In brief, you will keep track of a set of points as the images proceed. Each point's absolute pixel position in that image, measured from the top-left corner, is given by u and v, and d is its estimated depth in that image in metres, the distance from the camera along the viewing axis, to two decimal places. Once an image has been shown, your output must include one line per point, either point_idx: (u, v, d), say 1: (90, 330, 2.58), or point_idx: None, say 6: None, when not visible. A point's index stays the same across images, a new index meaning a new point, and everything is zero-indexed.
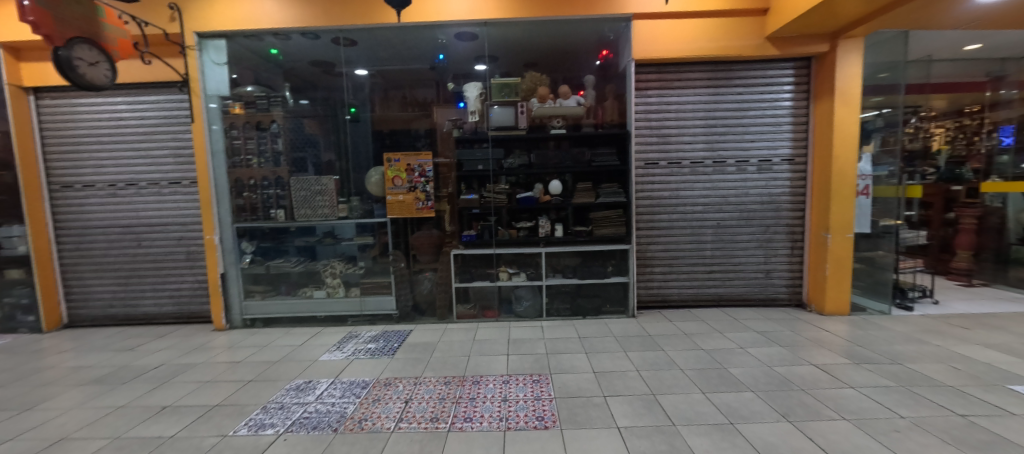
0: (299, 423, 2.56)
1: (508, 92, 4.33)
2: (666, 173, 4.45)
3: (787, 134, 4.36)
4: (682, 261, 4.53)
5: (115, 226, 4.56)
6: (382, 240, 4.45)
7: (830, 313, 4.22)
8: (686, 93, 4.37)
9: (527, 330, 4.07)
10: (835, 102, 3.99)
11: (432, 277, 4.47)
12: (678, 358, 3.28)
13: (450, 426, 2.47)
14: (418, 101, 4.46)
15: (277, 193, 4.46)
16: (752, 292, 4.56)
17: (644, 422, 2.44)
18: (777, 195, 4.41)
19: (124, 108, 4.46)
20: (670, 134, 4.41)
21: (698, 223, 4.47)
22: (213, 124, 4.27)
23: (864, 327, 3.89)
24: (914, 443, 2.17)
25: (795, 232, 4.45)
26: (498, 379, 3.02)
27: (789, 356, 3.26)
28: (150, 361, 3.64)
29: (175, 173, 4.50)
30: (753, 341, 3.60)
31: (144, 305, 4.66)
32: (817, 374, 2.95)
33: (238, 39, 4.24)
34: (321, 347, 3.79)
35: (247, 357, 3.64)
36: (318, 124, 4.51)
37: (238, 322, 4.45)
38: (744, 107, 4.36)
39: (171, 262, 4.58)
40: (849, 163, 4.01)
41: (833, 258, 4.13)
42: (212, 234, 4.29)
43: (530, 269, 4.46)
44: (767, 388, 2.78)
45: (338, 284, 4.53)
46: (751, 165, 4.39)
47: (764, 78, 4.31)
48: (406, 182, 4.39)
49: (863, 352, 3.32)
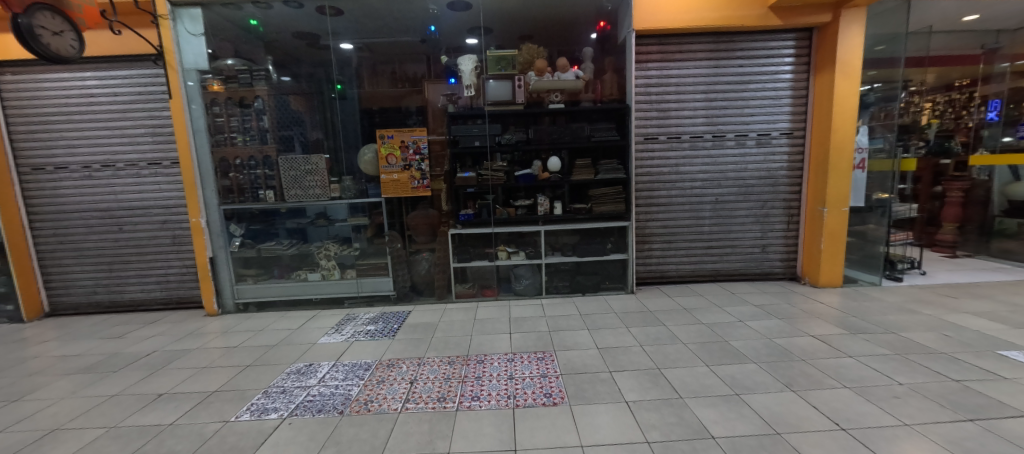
0: (303, 406, 2.51)
1: (505, 65, 4.18)
2: (665, 148, 4.39)
3: (786, 108, 4.33)
4: (680, 237, 4.52)
5: (93, 210, 4.35)
6: (377, 221, 4.35)
7: (823, 286, 4.30)
8: (687, 65, 4.28)
9: (527, 308, 4.05)
10: (836, 75, 3.95)
11: (429, 258, 4.40)
12: (680, 333, 3.29)
13: (458, 405, 2.45)
14: (408, 76, 4.34)
15: (265, 174, 4.28)
16: (749, 267, 4.60)
17: (651, 395, 2.45)
18: (775, 170, 4.41)
19: (94, 84, 4.18)
20: (670, 109, 4.34)
21: (697, 199, 4.45)
22: (192, 101, 4.00)
23: (857, 298, 3.97)
24: (914, 409, 2.22)
25: (791, 207, 4.47)
26: (502, 358, 3.00)
27: (787, 328, 3.31)
28: (141, 348, 3.53)
29: (155, 153, 4.28)
30: (751, 314, 3.63)
31: (130, 291, 4.50)
32: (816, 345, 2.99)
33: (215, 8, 3.96)
34: (319, 330, 3.72)
35: (242, 342, 3.55)
36: (306, 101, 4.33)
37: (230, 307, 4.32)
38: (745, 80, 4.29)
39: (156, 246, 4.41)
40: (846, 137, 4.02)
41: (829, 232, 4.17)
42: (198, 217, 4.09)
43: (530, 248, 4.39)
44: (768, 359, 2.81)
45: (333, 266, 4.42)
46: (750, 139, 4.36)
47: (765, 50, 4.24)
48: (400, 160, 4.26)
49: (858, 323, 3.38)
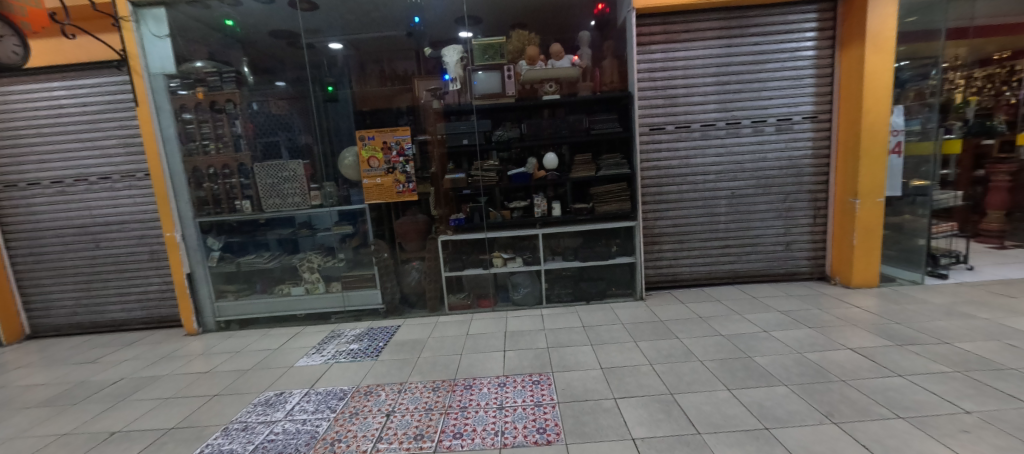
0: (262, 448, 2.20)
1: (492, 54, 3.82)
2: (674, 139, 3.98)
3: (809, 89, 3.88)
4: (693, 237, 4.11)
5: (68, 228, 4.14)
6: (363, 229, 4.05)
7: (857, 286, 3.84)
8: (695, 46, 3.87)
9: (526, 320, 3.70)
10: (867, 49, 3.49)
11: (420, 267, 4.08)
12: (696, 348, 2.89)
13: (436, 445, 2.12)
14: (398, 74, 4.01)
15: (241, 182, 4.01)
16: (771, 267, 4.15)
17: (663, 431, 2.08)
18: (798, 159, 3.96)
19: (62, 94, 3.96)
20: (678, 95, 3.93)
21: (711, 194, 4.04)
22: (160, 108, 3.75)
23: (897, 301, 3.52)
24: (991, 447, 1.80)
25: (818, 198, 4.02)
26: (493, 382, 2.65)
27: (819, 339, 2.89)
28: (110, 375, 3.28)
29: (127, 164, 4.05)
30: (777, 322, 3.21)
31: (110, 311, 4.29)
32: (857, 361, 2.57)
33: (180, 6, 3.68)
34: (299, 350, 3.43)
35: (217, 366, 3.28)
36: (288, 104, 4.06)
37: (211, 325, 4.07)
38: (761, 59, 3.86)
39: (134, 263, 4.19)
40: (880, 119, 3.56)
41: (862, 226, 3.72)
42: (173, 231, 3.85)
43: (527, 253, 4.03)
44: (801, 381, 2.40)
45: (317, 279, 4.14)
46: (769, 125, 3.92)
47: (783, 25, 3.81)
48: (383, 162, 3.95)
49: (903, 332, 2.94)
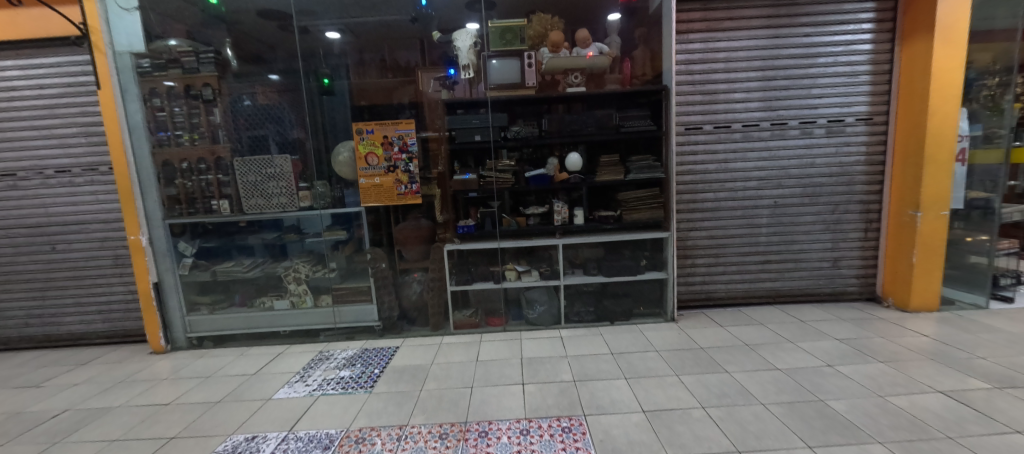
0: None
1: (511, 38, 3.37)
2: (712, 140, 3.54)
3: (863, 88, 3.46)
4: (730, 250, 3.67)
5: (20, 227, 3.62)
6: (358, 235, 3.58)
7: (916, 310, 3.40)
8: (739, 36, 3.44)
9: (543, 344, 3.23)
10: (936, 42, 3.08)
11: (422, 279, 3.60)
12: (752, 386, 2.43)
13: None
14: (399, 65, 3.55)
15: (218, 179, 3.52)
16: (816, 286, 3.72)
17: None
18: (850, 165, 3.54)
19: (15, 75, 3.46)
20: (718, 91, 3.49)
21: (752, 203, 3.60)
22: (126, 91, 3.26)
23: (967, 328, 3.09)
24: None
25: (870, 211, 3.59)
26: (513, 429, 2.17)
27: (898, 377, 2.44)
28: (51, 404, 2.76)
29: (90, 157, 3.55)
30: (839, 354, 2.77)
31: (67, 323, 3.76)
32: (956, 410, 2.12)
33: None
34: (280, 377, 2.93)
35: (182, 395, 2.77)
36: (276, 94, 3.59)
37: (181, 342, 3.56)
38: (811, 53, 3.44)
39: (95, 269, 3.67)
40: (948, 122, 3.14)
41: (923, 243, 3.29)
42: (138, 234, 3.34)
43: (544, 266, 3.58)
44: (897, 437, 1.95)
45: (304, 291, 3.64)
46: (818, 127, 3.50)
47: (836, 16, 3.40)
48: (383, 160, 3.49)
49: (994, 369, 2.50)
